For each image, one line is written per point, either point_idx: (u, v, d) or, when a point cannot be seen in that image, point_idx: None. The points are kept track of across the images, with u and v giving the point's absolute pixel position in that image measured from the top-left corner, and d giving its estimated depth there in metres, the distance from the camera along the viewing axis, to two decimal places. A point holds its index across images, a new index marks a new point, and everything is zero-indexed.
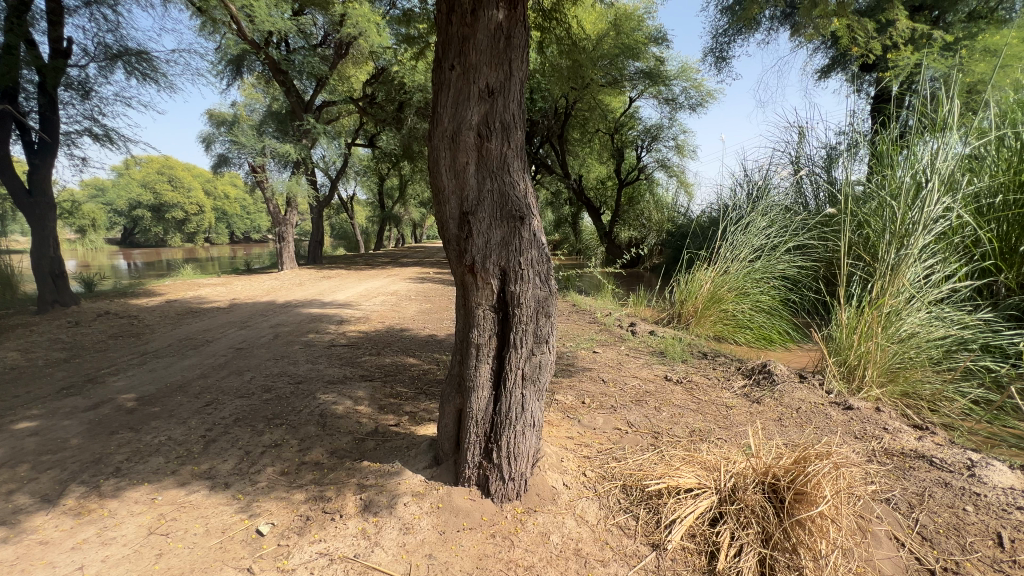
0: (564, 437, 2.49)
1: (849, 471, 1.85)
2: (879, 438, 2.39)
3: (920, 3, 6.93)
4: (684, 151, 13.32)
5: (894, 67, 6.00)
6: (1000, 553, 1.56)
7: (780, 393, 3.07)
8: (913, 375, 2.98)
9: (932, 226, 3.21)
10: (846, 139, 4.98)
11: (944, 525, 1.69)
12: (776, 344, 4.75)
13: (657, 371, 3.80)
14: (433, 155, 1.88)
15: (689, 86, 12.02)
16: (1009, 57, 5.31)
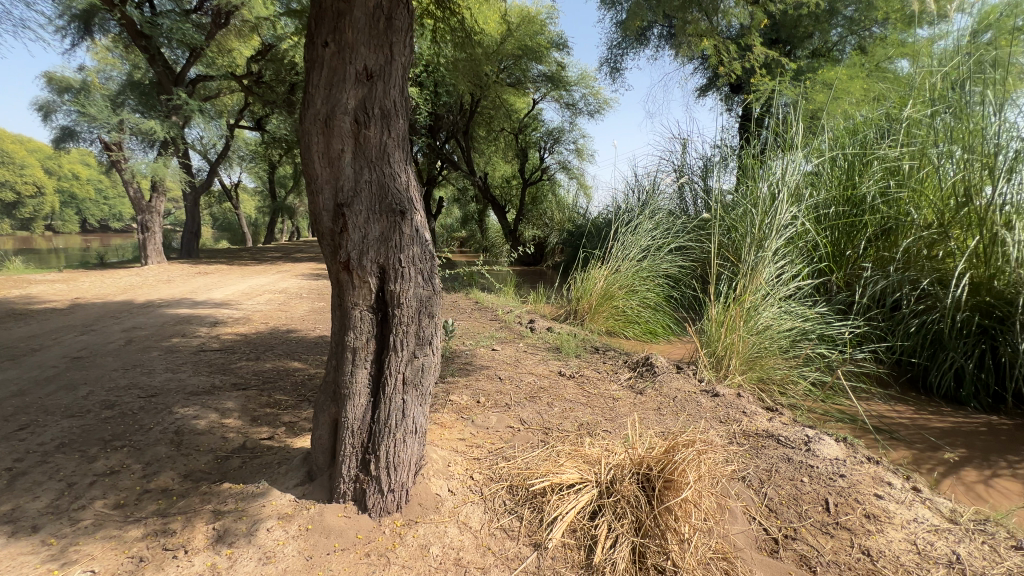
0: (455, 440, 2.42)
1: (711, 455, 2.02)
2: (739, 421, 2.66)
3: (776, 38, 7.96)
4: (583, 155, 13.97)
5: (756, 91, 6.80)
6: (826, 517, 1.79)
7: (660, 383, 3.30)
8: (768, 362, 3.36)
9: (782, 232, 3.68)
10: (719, 152, 5.53)
11: (786, 496, 1.91)
12: (660, 337, 5.13)
13: (552, 367, 3.89)
14: (304, 140, 1.70)
15: (588, 93, 12.63)
16: (840, 91, 6.28)
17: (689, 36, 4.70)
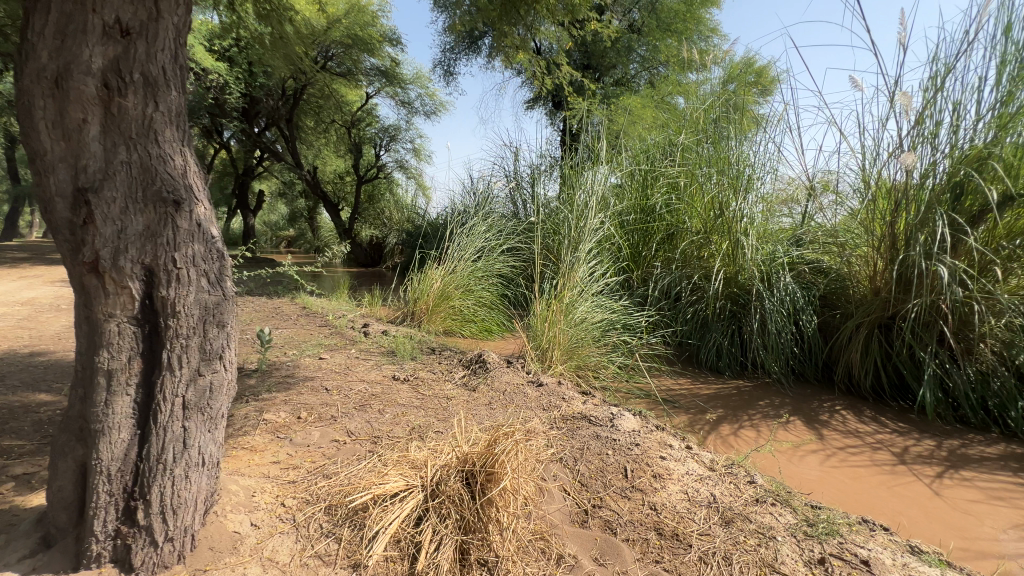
0: (269, 466, 2.14)
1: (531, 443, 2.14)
2: (559, 406, 2.91)
3: (588, 64, 9.00)
4: (421, 155, 13.83)
5: (573, 109, 7.59)
6: (625, 483, 2.05)
7: (492, 378, 3.41)
8: (584, 351, 3.74)
9: (593, 235, 4.16)
10: (545, 162, 6.02)
11: (595, 470, 2.13)
12: (495, 334, 5.31)
13: (386, 372, 3.73)
14: (25, 103, 1.30)
15: (423, 94, 12.54)
16: (637, 116, 7.39)
17: (514, 50, 4.98)
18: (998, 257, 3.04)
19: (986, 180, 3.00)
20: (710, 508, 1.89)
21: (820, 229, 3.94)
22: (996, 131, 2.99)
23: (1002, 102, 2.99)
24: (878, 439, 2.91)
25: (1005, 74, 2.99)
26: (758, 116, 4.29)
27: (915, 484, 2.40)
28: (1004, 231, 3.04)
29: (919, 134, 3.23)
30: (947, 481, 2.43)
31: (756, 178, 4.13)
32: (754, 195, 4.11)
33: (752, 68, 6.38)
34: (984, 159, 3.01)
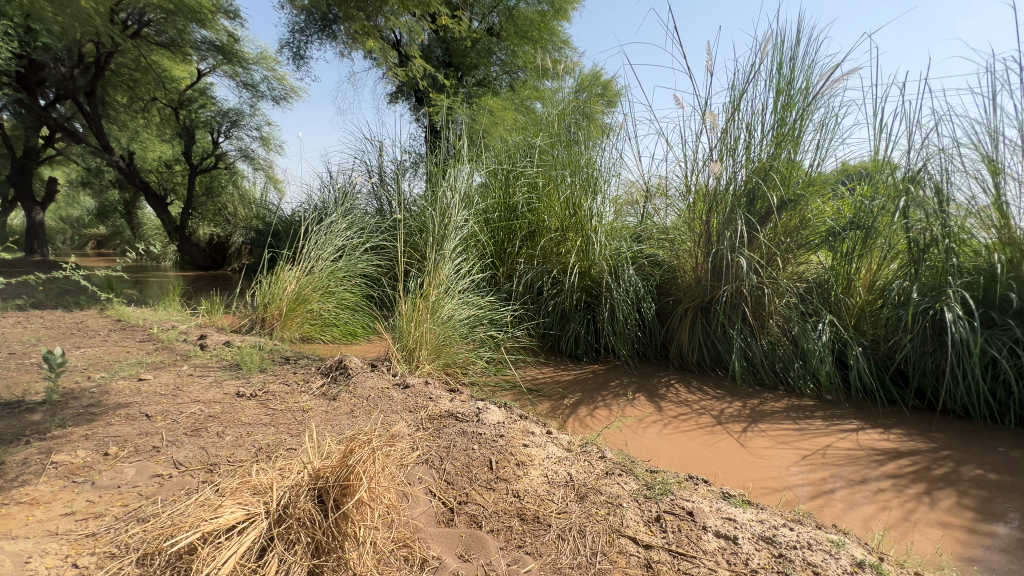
0: (57, 522, 1.71)
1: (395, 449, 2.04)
2: (426, 407, 2.85)
3: (450, 62, 8.98)
4: (270, 144, 12.45)
5: (437, 106, 7.51)
6: (490, 474, 2.09)
7: (354, 384, 3.20)
8: (451, 348, 3.72)
9: (457, 232, 4.14)
10: (410, 158, 5.85)
11: (460, 466, 2.13)
12: (360, 337, 5.04)
13: (227, 388, 3.26)
14: None
15: (271, 76, 11.29)
16: (499, 118, 7.60)
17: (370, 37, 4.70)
18: (778, 249, 3.79)
19: (768, 187, 3.71)
20: (567, 487, 2.02)
21: (654, 227, 4.47)
22: (774, 146, 3.70)
23: (777, 124, 3.71)
24: (701, 405, 3.42)
25: (779, 103, 3.71)
26: (607, 124, 4.71)
27: (727, 439, 2.87)
28: (781, 228, 3.78)
29: (724, 147, 3.85)
30: (749, 433, 2.95)
31: (602, 181, 4.52)
32: (601, 196, 4.49)
33: (599, 80, 6.99)
34: (767, 170, 3.71)
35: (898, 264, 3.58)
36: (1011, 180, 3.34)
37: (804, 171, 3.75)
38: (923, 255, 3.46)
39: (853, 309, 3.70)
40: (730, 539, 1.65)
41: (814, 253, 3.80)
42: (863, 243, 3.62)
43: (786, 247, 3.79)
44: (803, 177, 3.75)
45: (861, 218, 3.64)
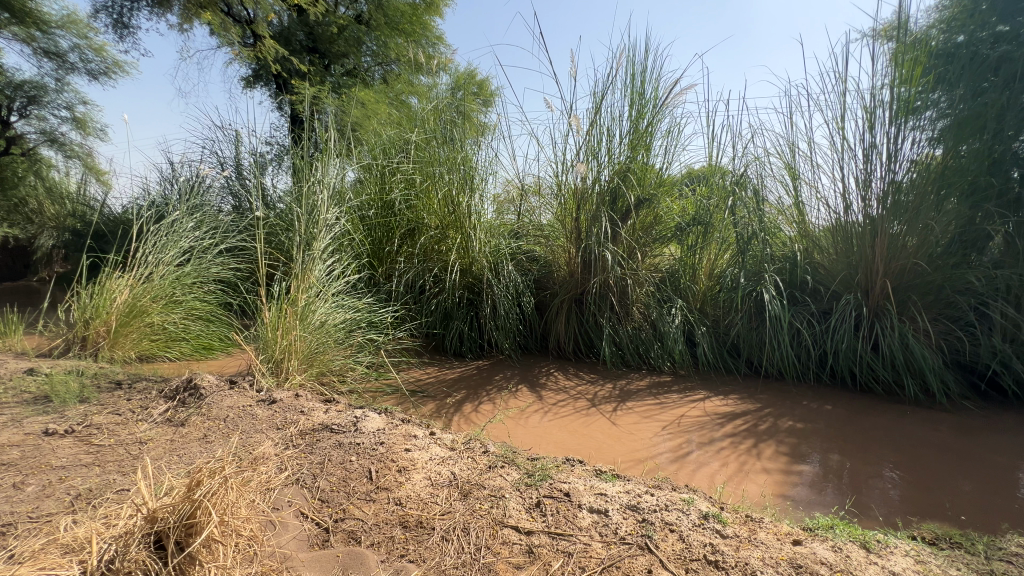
0: None
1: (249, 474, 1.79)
2: (297, 422, 2.60)
3: (315, 48, 8.32)
4: (86, 128, 10.32)
5: (302, 95, 6.90)
6: (370, 485, 1.98)
7: (207, 406, 2.77)
8: (326, 356, 3.44)
9: (327, 231, 3.83)
10: (273, 149, 5.29)
11: (336, 482, 1.99)
12: (217, 351, 4.45)
13: (31, 427, 2.62)
14: None
15: (84, 46, 9.36)
16: (372, 111, 7.25)
17: None
18: (636, 243, 4.20)
19: (626, 187, 4.09)
20: (451, 487, 2.00)
21: (530, 224, 4.61)
22: (630, 149, 4.09)
23: (633, 129, 4.09)
24: (578, 390, 3.65)
25: (633, 111, 4.10)
26: (484, 122, 4.76)
27: (601, 419, 3.10)
28: (639, 225, 4.19)
29: (589, 148, 4.14)
30: (619, 412, 3.23)
31: (480, 178, 4.56)
32: (479, 194, 4.54)
33: (474, 79, 7.03)
34: (625, 171, 4.08)
35: (730, 255, 4.20)
36: (805, 184, 4.11)
37: (656, 173, 4.18)
38: (747, 247, 4.10)
39: (698, 294, 4.26)
40: (602, 512, 1.78)
41: (666, 247, 4.26)
42: (703, 237, 4.18)
43: (643, 241, 4.20)
44: (655, 178, 4.19)
45: (700, 215, 4.20)
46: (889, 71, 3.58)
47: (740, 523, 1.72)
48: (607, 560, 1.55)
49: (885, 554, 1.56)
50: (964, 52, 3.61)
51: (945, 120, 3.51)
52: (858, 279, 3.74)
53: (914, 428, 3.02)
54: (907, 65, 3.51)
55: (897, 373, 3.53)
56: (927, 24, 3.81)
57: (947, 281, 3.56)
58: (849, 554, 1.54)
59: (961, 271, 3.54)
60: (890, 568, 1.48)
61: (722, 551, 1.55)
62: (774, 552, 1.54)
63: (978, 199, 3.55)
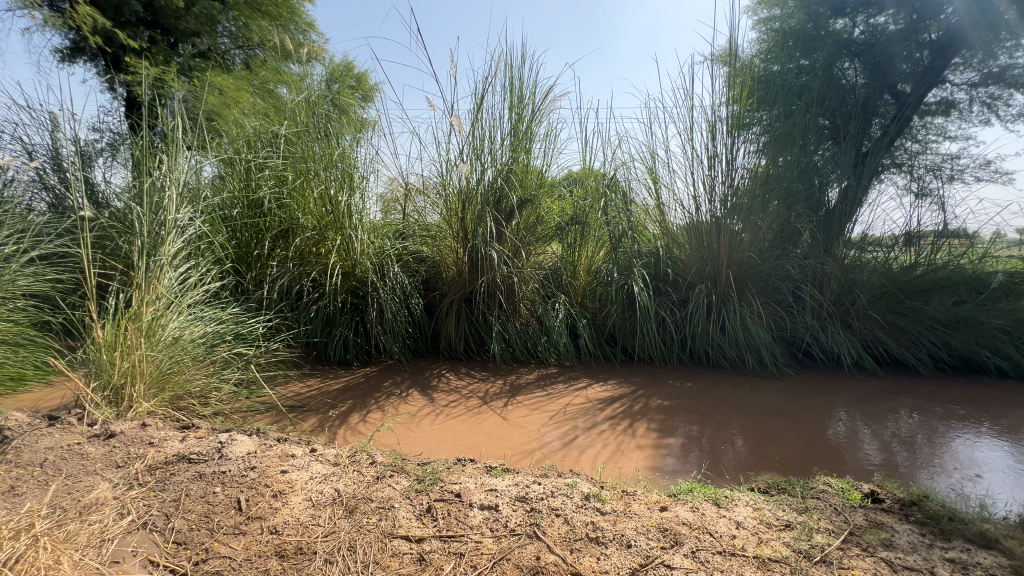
0: None
1: (73, 531, 1.60)
2: (143, 456, 2.23)
3: (156, 22, 7.22)
4: None
5: (139, 75, 5.93)
6: (239, 517, 1.78)
7: (16, 451, 2.25)
8: (182, 377, 2.98)
9: (178, 233, 3.31)
10: (102, 137, 4.45)
11: (196, 519, 1.75)
12: (31, 382, 3.57)
13: None
14: None
15: None
16: (232, 100, 6.50)
17: None
18: (521, 242, 4.34)
19: (509, 188, 4.20)
20: (334, 505, 1.87)
21: (416, 224, 4.50)
22: (511, 151, 4.21)
23: (513, 132, 4.22)
24: (470, 389, 3.66)
25: (513, 114, 4.23)
26: (364, 118, 4.53)
27: (492, 416, 3.16)
28: (523, 225, 4.33)
29: (472, 149, 4.17)
30: (509, 407, 3.31)
31: (360, 177, 4.33)
32: (360, 193, 4.31)
33: (351, 72, 6.68)
34: (507, 172, 4.19)
35: (605, 252, 4.54)
36: (664, 188, 4.59)
37: (536, 175, 4.36)
38: (619, 244, 4.46)
39: (578, 289, 4.54)
40: (492, 507, 1.81)
41: (549, 245, 4.46)
42: (581, 235, 4.47)
43: (527, 240, 4.35)
44: (536, 180, 4.37)
45: (578, 215, 4.48)
46: (724, 91, 4.16)
47: (617, 499, 1.87)
48: (498, 554, 1.58)
49: (732, 506, 1.82)
50: (777, 80, 4.34)
51: (766, 135, 4.18)
52: (709, 271, 4.29)
53: (754, 396, 3.55)
54: (738, 87, 4.10)
55: (740, 350, 4.13)
56: (751, 54, 4.49)
57: (772, 271, 4.25)
58: (704, 511, 1.76)
59: (782, 262, 4.25)
60: (734, 518, 1.73)
61: (602, 527, 1.67)
62: (645, 520, 1.70)
63: (792, 202, 4.29)
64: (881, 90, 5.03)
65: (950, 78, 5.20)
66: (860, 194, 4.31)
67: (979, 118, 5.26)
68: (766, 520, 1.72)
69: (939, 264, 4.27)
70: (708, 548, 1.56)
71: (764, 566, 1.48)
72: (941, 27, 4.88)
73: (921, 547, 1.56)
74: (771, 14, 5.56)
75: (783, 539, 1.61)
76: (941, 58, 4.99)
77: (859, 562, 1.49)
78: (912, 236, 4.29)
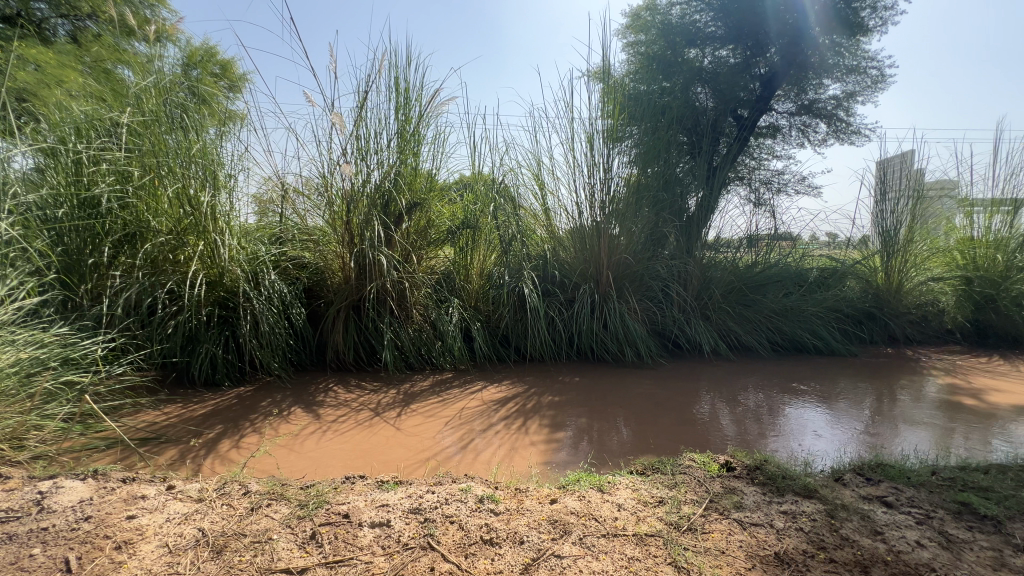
0: None
1: None
2: None
3: None
4: None
5: None
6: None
7: None
8: None
9: None
10: None
11: None
12: None
13: None
14: None
15: None
16: (53, 78, 5.42)
17: None
18: (411, 247, 4.24)
19: (397, 192, 4.08)
20: (198, 547, 1.65)
21: (295, 228, 4.15)
22: (399, 153, 4.10)
23: (400, 133, 4.11)
24: (360, 402, 3.47)
25: (399, 115, 4.12)
26: (230, 110, 4.06)
27: (384, 427, 3.03)
28: (413, 229, 4.24)
29: (356, 149, 3.98)
30: (403, 416, 3.20)
31: (227, 176, 3.88)
32: (228, 194, 3.85)
33: (214, 57, 5.98)
34: (394, 175, 4.08)
35: (496, 256, 4.62)
36: (550, 194, 4.82)
37: (425, 178, 4.30)
38: (509, 248, 4.58)
39: (470, 293, 4.56)
40: (383, 524, 1.73)
41: (440, 249, 4.42)
42: (472, 239, 4.50)
43: (417, 245, 4.26)
44: (426, 184, 4.30)
45: (468, 219, 4.50)
46: (600, 106, 4.50)
47: (510, 497, 1.91)
48: (390, 571, 1.52)
49: (614, 490, 1.96)
50: (644, 99, 4.81)
51: (637, 148, 4.60)
52: (591, 272, 4.59)
53: (633, 386, 3.88)
54: (611, 103, 4.47)
55: (620, 344, 4.48)
56: (622, 73, 4.92)
57: (645, 271, 4.68)
58: (590, 499, 1.88)
59: (653, 263, 4.71)
60: (616, 501, 1.87)
61: (496, 528, 1.70)
62: (537, 515, 1.77)
63: (659, 209, 4.77)
64: (726, 113, 5.83)
65: (775, 106, 6.21)
66: (712, 203, 4.94)
67: (797, 141, 6.36)
68: (642, 499, 1.88)
69: (772, 262, 5.06)
70: (593, 533, 1.66)
71: (641, 541, 1.62)
72: (767, 64, 5.88)
73: (763, 505, 1.83)
74: (637, 38, 6.17)
75: (657, 514, 1.78)
76: (769, 88, 5.92)
77: (717, 525, 1.70)
78: (753, 239, 5.02)
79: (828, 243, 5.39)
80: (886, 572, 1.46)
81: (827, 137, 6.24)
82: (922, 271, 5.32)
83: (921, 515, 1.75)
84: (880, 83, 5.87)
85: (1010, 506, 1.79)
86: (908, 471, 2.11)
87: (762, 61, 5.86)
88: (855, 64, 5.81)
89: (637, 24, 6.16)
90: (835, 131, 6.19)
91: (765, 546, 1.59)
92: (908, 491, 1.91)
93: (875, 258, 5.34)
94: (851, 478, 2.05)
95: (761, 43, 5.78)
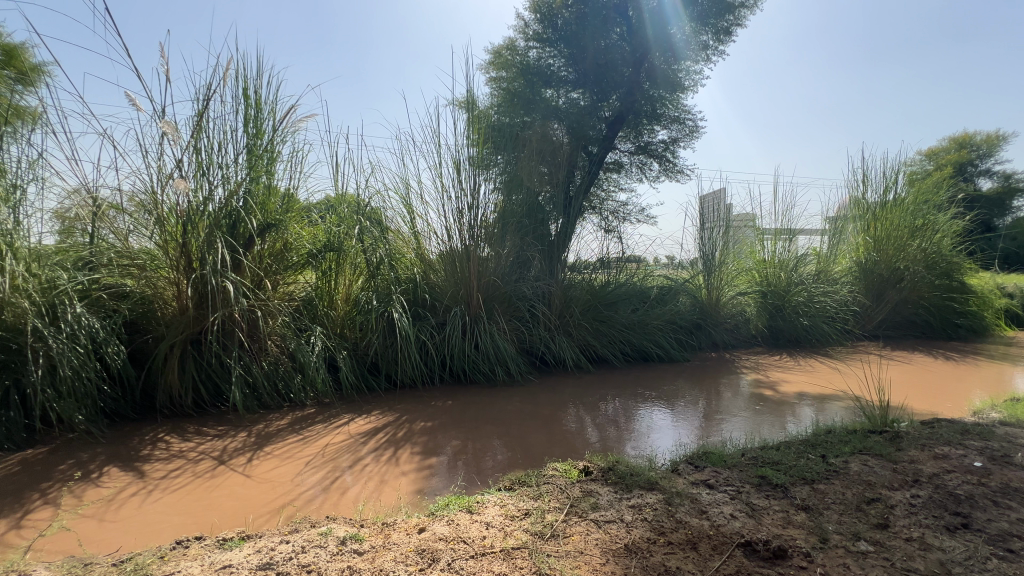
0: None
1: None
2: None
3: None
4: None
5: None
6: None
7: None
8: None
9: None
10: None
11: None
12: None
13: None
14: None
15: None
16: None
17: None
18: (264, 272, 3.86)
19: (247, 212, 3.71)
20: None
21: (112, 250, 3.48)
22: (249, 169, 3.74)
23: (250, 148, 3.76)
24: (199, 451, 3.00)
25: (249, 128, 3.78)
26: (18, 105, 3.26)
27: (230, 477, 2.66)
28: (267, 252, 3.87)
29: (195, 162, 3.53)
30: (254, 461, 2.85)
31: (11, 187, 3.13)
32: (12, 210, 3.11)
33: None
34: (243, 193, 3.70)
35: (363, 280, 4.44)
36: (419, 218, 4.81)
37: (280, 198, 3.97)
38: (376, 272, 4.43)
39: (335, 320, 4.29)
40: None
41: (300, 274, 4.11)
42: (336, 263, 4.26)
43: (272, 270, 3.91)
44: (282, 204, 3.98)
45: (331, 242, 4.26)
46: (466, 134, 4.67)
47: (376, 534, 1.82)
48: None
49: (482, 509, 1.99)
50: (506, 131, 5.12)
51: (502, 176, 4.85)
52: (462, 295, 4.66)
53: (503, 404, 3.99)
54: (476, 133, 4.67)
55: (491, 364, 4.60)
56: (486, 106, 5.19)
57: (513, 292, 4.90)
58: (459, 522, 1.88)
59: (520, 284, 4.95)
60: (485, 520, 1.89)
61: (359, 569, 1.60)
62: (404, 548, 1.71)
63: (524, 234, 5.06)
64: (579, 148, 6.45)
65: (618, 145, 7.07)
66: (570, 229, 5.39)
67: (637, 177, 7.27)
68: (509, 514, 1.94)
69: (622, 281, 5.68)
70: (461, 555, 1.66)
71: (508, 556, 1.67)
72: (611, 108, 6.69)
73: (615, 502, 2.02)
74: (499, 75, 6.62)
75: (523, 526, 1.85)
76: (613, 129, 6.72)
77: (577, 527, 1.83)
78: (605, 262, 5.59)
79: (664, 265, 6.23)
80: (709, 545, 1.71)
81: (659, 174, 7.27)
82: (733, 287, 6.45)
83: (734, 491, 2.09)
84: (696, 132, 7.06)
85: (793, 474, 2.24)
86: (725, 455, 2.51)
87: (607, 105, 6.64)
88: (677, 115, 6.93)
89: (499, 62, 6.62)
90: (665, 170, 7.24)
91: (616, 539, 1.75)
92: (724, 473, 2.28)
93: (699, 277, 6.32)
94: (684, 468, 2.37)
95: (605, 90, 6.58)
